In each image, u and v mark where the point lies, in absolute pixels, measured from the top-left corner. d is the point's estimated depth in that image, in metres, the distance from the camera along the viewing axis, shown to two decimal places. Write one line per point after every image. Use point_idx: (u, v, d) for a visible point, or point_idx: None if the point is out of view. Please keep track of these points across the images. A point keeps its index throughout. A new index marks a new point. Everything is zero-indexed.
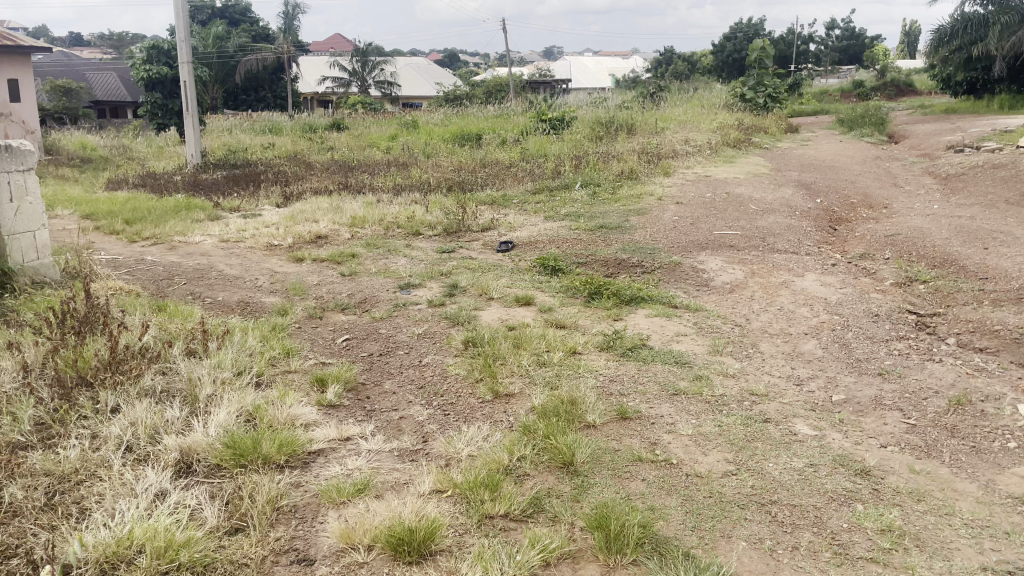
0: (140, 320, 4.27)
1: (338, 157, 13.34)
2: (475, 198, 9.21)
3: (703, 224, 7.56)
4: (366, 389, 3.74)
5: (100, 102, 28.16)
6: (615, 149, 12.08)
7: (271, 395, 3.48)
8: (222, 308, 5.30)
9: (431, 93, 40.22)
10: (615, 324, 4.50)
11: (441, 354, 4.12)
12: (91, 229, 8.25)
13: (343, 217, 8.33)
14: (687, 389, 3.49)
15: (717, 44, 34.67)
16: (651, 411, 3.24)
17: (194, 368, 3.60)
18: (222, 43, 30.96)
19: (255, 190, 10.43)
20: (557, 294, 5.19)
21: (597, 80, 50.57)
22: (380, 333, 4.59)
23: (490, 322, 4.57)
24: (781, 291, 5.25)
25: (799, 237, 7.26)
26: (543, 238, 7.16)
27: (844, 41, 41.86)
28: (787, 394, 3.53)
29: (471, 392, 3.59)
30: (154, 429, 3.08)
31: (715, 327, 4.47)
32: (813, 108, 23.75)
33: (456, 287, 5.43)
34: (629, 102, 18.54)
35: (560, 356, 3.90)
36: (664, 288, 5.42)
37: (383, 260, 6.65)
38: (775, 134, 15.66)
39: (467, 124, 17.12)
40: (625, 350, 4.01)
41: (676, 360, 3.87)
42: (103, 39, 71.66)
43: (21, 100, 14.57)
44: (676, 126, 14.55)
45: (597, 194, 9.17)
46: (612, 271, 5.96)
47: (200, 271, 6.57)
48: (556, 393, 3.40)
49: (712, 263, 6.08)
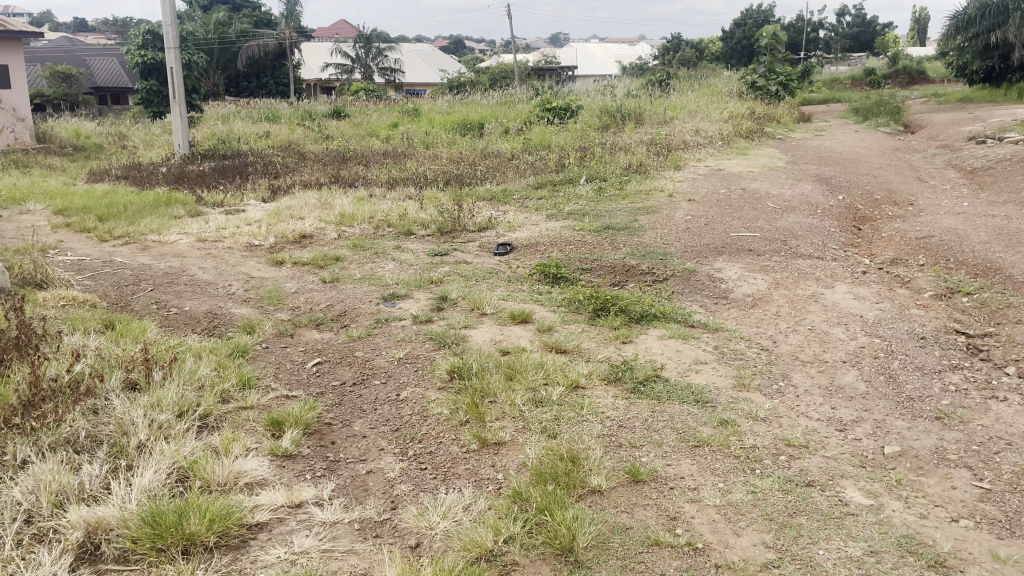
0: (77, 346, 3.70)
1: (335, 147, 12.78)
2: (473, 194, 8.63)
3: (718, 224, 6.98)
4: (331, 431, 3.18)
5: (101, 89, 27.49)
6: (622, 140, 11.49)
7: (216, 445, 2.93)
8: (184, 323, 4.75)
9: (435, 81, 39.53)
10: (623, 349, 3.92)
11: (422, 385, 3.55)
12: (63, 226, 7.67)
13: (332, 214, 7.78)
14: (711, 438, 2.92)
15: (726, 31, 33.97)
16: (669, 471, 2.68)
17: (127, 408, 3.04)
18: (223, 30, 30.32)
19: (243, 182, 9.87)
20: (558, 309, 4.61)
21: (604, 67, 49.78)
22: (355, 356, 4.03)
23: (480, 346, 4.00)
24: (810, 306, 4.67)
25: (823, 239, 6.67)
26: (545, 240, 6.59)
27: (855, 28, 40.84)
28: (829, 445, 2.96)
29: (453, 439, 3.03)
30: (62, 494, 2.52)
31: (739, 353, 3.89)
32: (825, 96, 23.04)
33: (446, 298, 4.85)
34: (637, 90, 17.93)
35: (560, 392, 3.32)
36: (678, 301, 4.84)
37: (369, 264, 6.08)
38: (789, 124, 15.01)
39: (468, 112, 16.48)
40: (636, 384, 3.42)
41: (696, 398, 3.29)
42: (109, 26, 70.93)
43: (10, 86, 13.85)
44: (686, 116, 13.93)
45: (604, 189, 8.58)
46: (620, 280, 5.40)
47: (170, 276, 6.01)
48: (552, 445, 2.84)
49: (731, 270, 5.50)
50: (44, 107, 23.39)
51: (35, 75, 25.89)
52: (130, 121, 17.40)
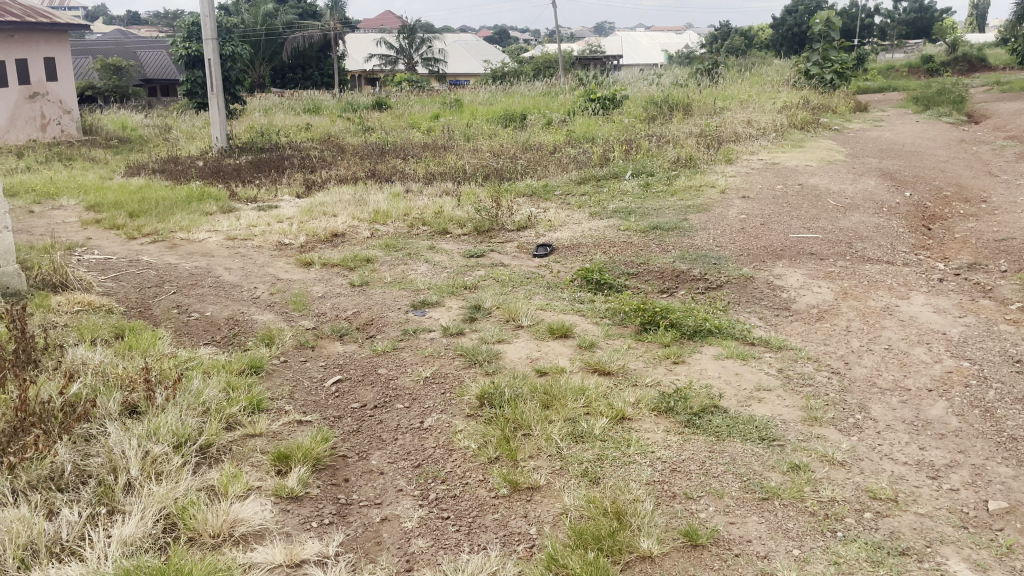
0: (76, 363, 3.40)
1: (374, 140, 12.48)
2: (512, 189, 8.26)
3: (775, 223, 6.48)
4: (345, 466, 2.83)
5: (151, 81, 27.57)
6: (670, 132, 11.00)
7: (214, 487, 2.60)
8: (202, 331, 4.47)
9: (478, 71, 39.18)
10: (676, 371, 3.48)
11: (448, 412, 3.18)
12: (93, 223, 7.49)
13: (365, 211, 7.46)
14: (781, 488, 2.49)
15: (777, 16, 32.84)
16: (732, 531, 2.27)
17: (119, 440, 2.72)
18: (269, 21, 30.38)
19: (278, 177, 9.64)
20: (602, 321, 4.20)
21: (649, 56, 48.79)
22: (378, 374, 3.68)
23: (515, 365, 3.62)
24: (886, 320, 4.19)
25: (891, 241, 6.12)
26: (587, 241, 6.18)
27: (912, 14, 39.24)
28: (922, 499, 2.51)
29: (480, 481, 2.65)
30: (31, 547, 2.20)
31: (807, 377, 3.44)
32: (880, 85, 22.08)
33: (480, 307, 4.48)
34: (684, 79, 17.34)
35: (603, 425, 2.91)
36: (734, 312, 4.41)
37: (401, 266, 5.74)
38: (845, 114, 14.27)
39: (511, 103, 16.08)
40: (690, 416, 2.99)
41: (761, 434, 2.86)
42: (162, 18, 72.32)
43: (57, 79, 13.79)
44: (737, 106, 13.34)
45: (651, 185, 8.11)
46: (670, 286, 4.97)
47: (194, 277, 5.74)
48: (594, 494, 2.45)
49: (792, 276, 5.03)
50: (93, 98, 23.54)
51: (86, 69, 26.16)
52: (176, 112, 17.40)
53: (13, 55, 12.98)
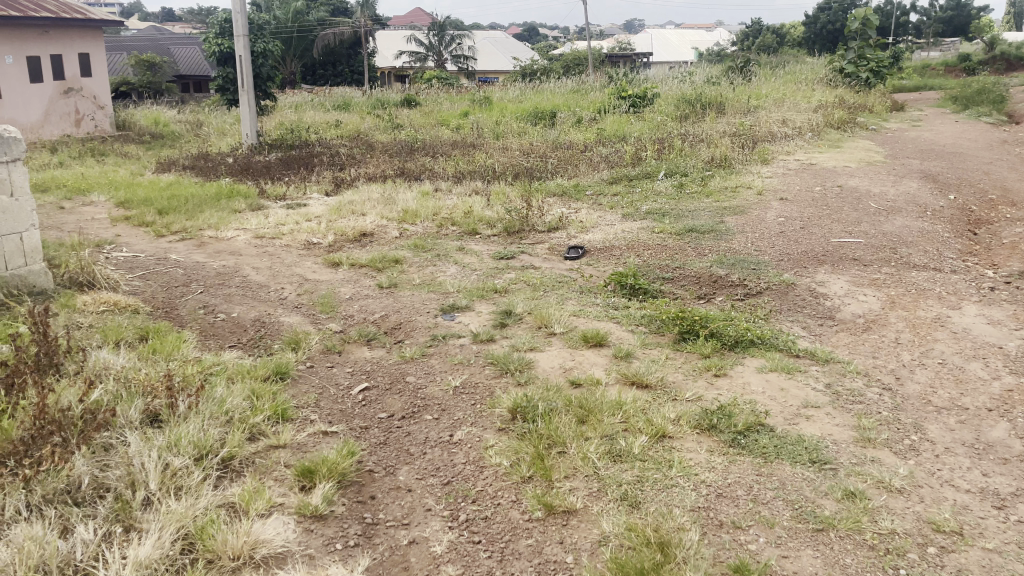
0: (97, 369, 3.31)
1: (403, 137, 12.40)
2: (543, 188, 8.11)
3: (815, 227, 6.26)
4: (371, 482, 2.71)
5: (184, 77, 27.77)
6: (703, 131, 10.78)
7: (235, 503, 2.49)
8: (228, 333, 4.38)
9: (507, 68, 39.05)
10: (717, 385, 3.31)
11: (479, 425, 3.05)
12: (122, 220, 7.47)
13: (394, 210, 7.35)
14: (836, 518, 2.33)
15: (810, 14, 32.26)
16: (785, 567, 2.11)
17: (138, 452, 2.62)
18: (300, 18, 30.51)
19: (307, 174, 9.59)
20: (638, 329, 4.04)
21: (679, 53, 48.34)
22: (406, 382, 3.55)
23: (548, 375, 3.47)
24: (938, 332, 3.98)
25: (938, 246, 5.88)
26: (620, 243, 6.02)
27: (949, 11, 38.39)
28: (989, 532, 2.33)
29: (513, 503, 2.51)
30: (44, 568, 2.11)
31: (858, 394, 3.25)
32: (917, 83, 21.59)
33: (511, 312, 4.34)
34: (717, 77, 17.07)
35: (643, 443, 2.75)
36: (776, 322, 4.22)
37: (430, 268, 5.62)
38: (883, 113, 13.93)
39: (541, 100, 15.92)
40: (736, 435, 2.83)
41: (811, 456, 2.69)
42: (196, 15, 73.22)
43: (91, 74, 13.90)
44: (772, 104, 13.06)
45: (685, 186, 7.92)
46: (707, 292, 4.80)
47: (222, 276, 5.67)
48: (634, 522, 2.31)
49: (836, 283, 4.82)
50: (128, 94, 23.76)
51: (121, 65, 26.46)
52: (208, 109, 17.48)
53: (49, 50, 13.03)
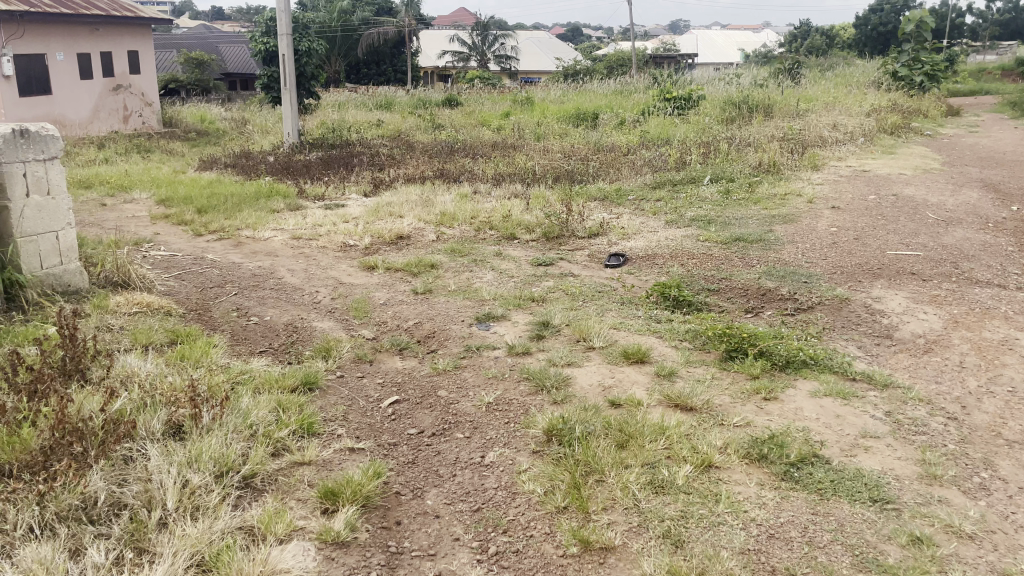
0: (121, 376, 3.23)
1: (444, 137, 12.29)
2: (584, 193, 7.92)
3: (870, 238, 5.98)
4: (398, 506, 2.57)
5: (231, 75, 28.08)
6: (750, 135, 10.48)
7: (253, 527, 2.36)
8: (261, 337, 4.29)
9: (550, 69, 38.88)
10: (768, 410, 3.10)
11: (513, 447, 2.88)
12: (162, 218, 7.47)
13: (432, 213, 7.24)
14: (901, 568, 2.12)
15: (861, 16, 31.47)
16: None
17: (156, 467, 2.51)
18: (345, 18, 30.71)
19: (347, 174, 9.53)
20: (682, 345, 3.85)
21: (725, 55, 47.67)
22: (438, 396, 3.41)
23: (587, 394, 3.30)
24: (1006, 356, 3.71)
25: (1002, 261, 5.56)
26: (663, 252, 5.81)
27: (1007, 14, 37.19)
28: None
29: (547, 535, 2.35)
30: None
31: (920, 424, 3.02)
32: (972, 87, 20.86)
33: (549, 324, 4.17)
34: (764, 79, 16.67)
35: (687, 474, 2.57)
36: (829, 340, 3.98)
37: (466, 273, 5.48)
38: (938, 119, 13.43)
39: (583, 102, 15.72)
40: (788, 468, 2.63)
41: (872, 495, 2.48)
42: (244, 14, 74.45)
43: (140, 72, 14.14)
44: (822, 108, 12.69)
45: (732, 192, 7.66)
46: (755, 305, 4.58)
47: (257, 278, 5.60)
48: (677, 566, 2.13)
49: (894, 299, 4.56)
50: (176, 91, 24.13)
51: (170, 62, 26.90)
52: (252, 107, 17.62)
53: (99, 47, 13.19)
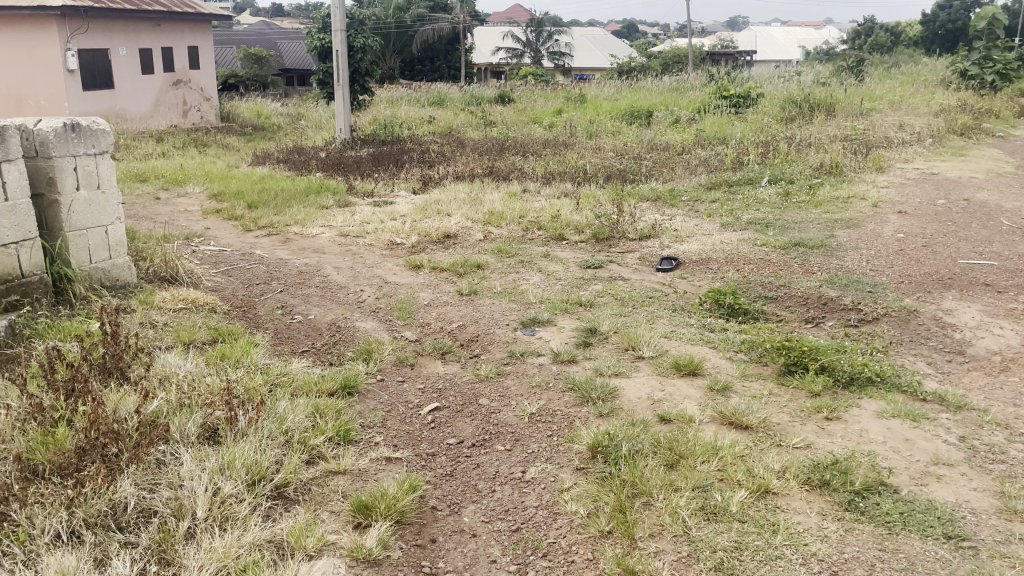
0: (159, 374, 3.19)
1: (496, 135, 12.18)
2: (636, 193, 7.72)
3: (939, 245, 5.67)
4: (433, 522, 2.46)
5: (288, 71, 28.47)
6: (811, 135, 10.12)
7: (282, 540, 2.28)
8: (304, 337, 4.23)
9: (604, 66, 38.49)
10: (830, 431, 2.90)
11: (555, 462, 2.75)
12: (213, 212, 7.51)
13: (480, 211, 7.13)
14: None
15: (928, 13, 30.36)
16: None
17: (188, 473, 2.44)
18: (401, 15, 30.87)
19: (397, 170, 9.50)
20: (738, 357, 3.65)
21: (784, 53, 46.60)
22: (479, 404, 3.29)
23: (635, 407, 3.14)
24: None
25: None
26: (718, 256, 5.60)
27: None
28: None
29: (589, 562, 2.21)
30: None
31: (999, 451, 2.78)
32: None
33: (596, 331, 4.01)
34: (826, 77, 16.15)
35: (742, 500, 2.40)
36: (896, 356, 3.74)
37: (513, 275, 5.35)
38: (1011, 120, 12.82)
39: (637, 99, 15.46)
40: (852, 497, 2.43)
41: (946, 531, 2.27)
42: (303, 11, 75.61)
43: (199, 67, 14.39)
44: (886, 108, 12.20)
45: (791, 194, 7.37)
46: (816, 315, 4.35)
47: (303, 275, 5.56)
48: None
49: (967, 313, 4.28)
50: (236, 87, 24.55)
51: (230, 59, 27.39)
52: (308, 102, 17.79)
53: (161, 43, 13.45)
